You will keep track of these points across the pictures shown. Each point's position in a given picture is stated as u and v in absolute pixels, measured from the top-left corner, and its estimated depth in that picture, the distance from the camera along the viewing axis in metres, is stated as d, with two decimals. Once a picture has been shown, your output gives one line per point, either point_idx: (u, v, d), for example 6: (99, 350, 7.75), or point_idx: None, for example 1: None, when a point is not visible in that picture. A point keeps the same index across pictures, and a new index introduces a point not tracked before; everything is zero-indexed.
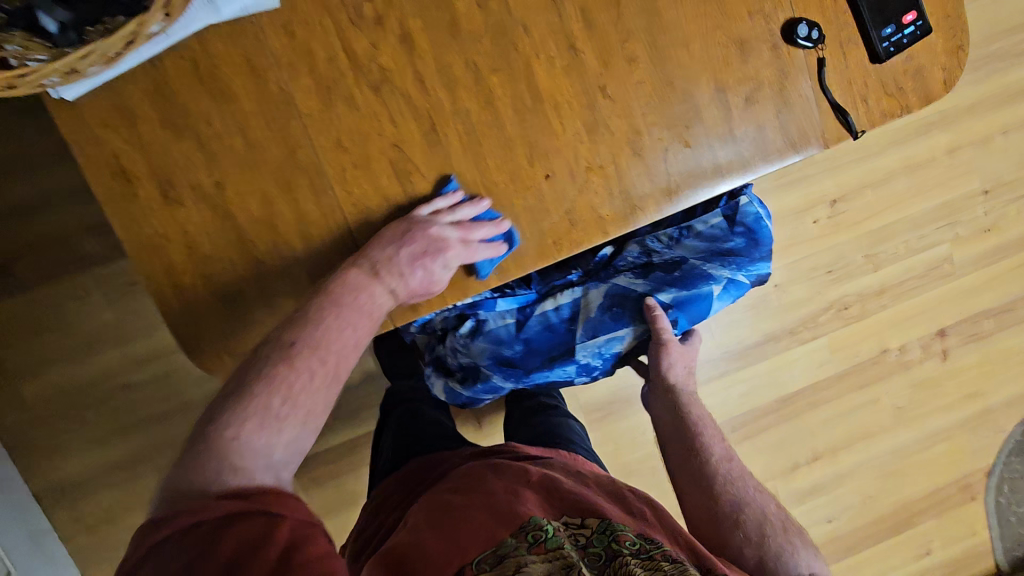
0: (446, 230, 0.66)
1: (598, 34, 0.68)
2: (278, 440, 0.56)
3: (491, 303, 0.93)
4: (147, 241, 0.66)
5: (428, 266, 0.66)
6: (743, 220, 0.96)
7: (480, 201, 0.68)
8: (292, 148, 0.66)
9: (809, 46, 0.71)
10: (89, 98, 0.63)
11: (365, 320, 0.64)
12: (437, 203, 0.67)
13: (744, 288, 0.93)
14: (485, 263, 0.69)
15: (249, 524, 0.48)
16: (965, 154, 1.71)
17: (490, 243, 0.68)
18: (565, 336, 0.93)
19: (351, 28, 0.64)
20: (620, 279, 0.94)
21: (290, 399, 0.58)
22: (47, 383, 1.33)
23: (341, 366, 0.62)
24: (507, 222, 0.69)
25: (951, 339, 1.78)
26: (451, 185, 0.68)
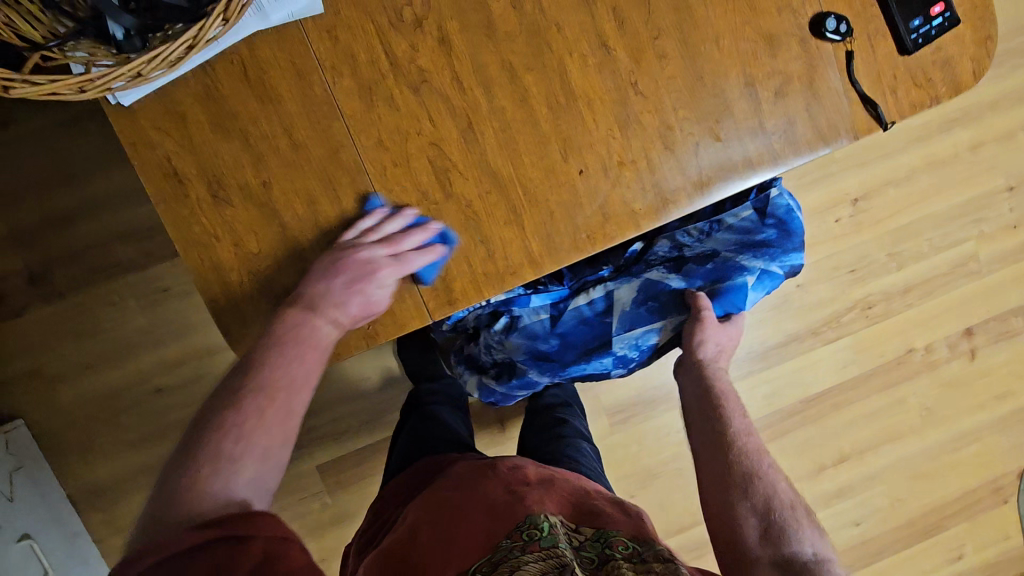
0: (375, 249, 0.67)
1: (630, 32, 0.70)
2: (237, 477, 0.56)
3: (525, 299, 0.96)
4: (195, 239, 0.68)
5: (365, 289, 0.66)
6: (774, 212, 0.96)
7: (405, 212, 0.69)
8: (335, 147, 0.68)
9: (837, 39, 0.72)
10: (144, 103, 0.66)
11: (311, 353, 0.65)
12: (361, 224, 0.68)
13: (778, 278, 0.94)
14: (426, 269, 0.69)
15: (224, 551, 0.50)
16: (988, 151, 1.70)
17: (426, 249, 0.68)
18: (600, 330, 0.94)
19: (391, 31, 0.67)
20: (653, 274, 0.95)
21: (242, 439, 0.58)
22: (82, 387, 1.36)
23: (291, 399, 0.62)
24: (435, 224, 0.69)
25: (979, 338, 1.76)
26: (374, 203, 0.69)
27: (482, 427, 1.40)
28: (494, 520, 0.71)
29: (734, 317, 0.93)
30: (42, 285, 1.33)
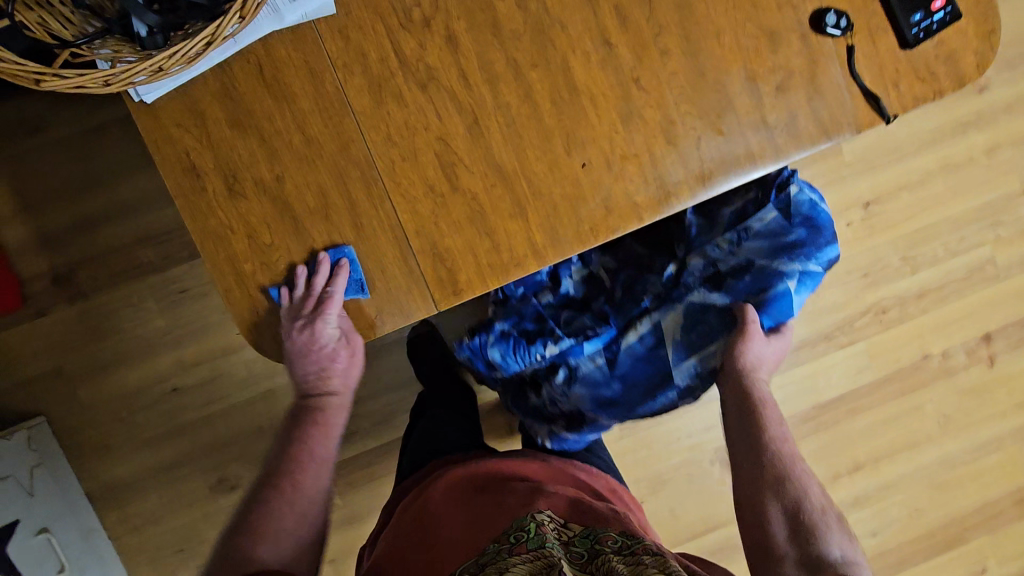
0: (300, 320, 0.71)
1: (632, 29, 0.72)
2: (258, 552, 0.67)
3: (578, 348, 0.96)
4: (212, 232, 0.71)
5: (321, 342, 0.72)
6: (798, 210, 0.96)
7: (300, 272, 0.71)
8: (346, 142, 0.70)
9: (838, 34, 0.73)
10: (165, 100, 0.68)
11: (323, 429, 0.77)
12: (283, 311, 0.72)
13: (818, 277, 0.93)
14: (350, 287, 0.72)
15: None
16: (1004, 154, 1.68)
17: (336, 275, 0.71)
18: (659, 364, 0.94)
19: (400, 30, 0.69)
20: (695, 296, 0.95)
21: (253, 530, 0.69)
22: (103, 386, 1.40)
23: (299, 479, 0.74)
24: (322, 252, 0.71)
25: (998, 345, 1.73)
26: (276, 291, 0.72)
27: (491, 429, 1.41)
28: (496, 522, 0.75)
29: (783, 326, 0.93)
30: (67, 285, 1.37)
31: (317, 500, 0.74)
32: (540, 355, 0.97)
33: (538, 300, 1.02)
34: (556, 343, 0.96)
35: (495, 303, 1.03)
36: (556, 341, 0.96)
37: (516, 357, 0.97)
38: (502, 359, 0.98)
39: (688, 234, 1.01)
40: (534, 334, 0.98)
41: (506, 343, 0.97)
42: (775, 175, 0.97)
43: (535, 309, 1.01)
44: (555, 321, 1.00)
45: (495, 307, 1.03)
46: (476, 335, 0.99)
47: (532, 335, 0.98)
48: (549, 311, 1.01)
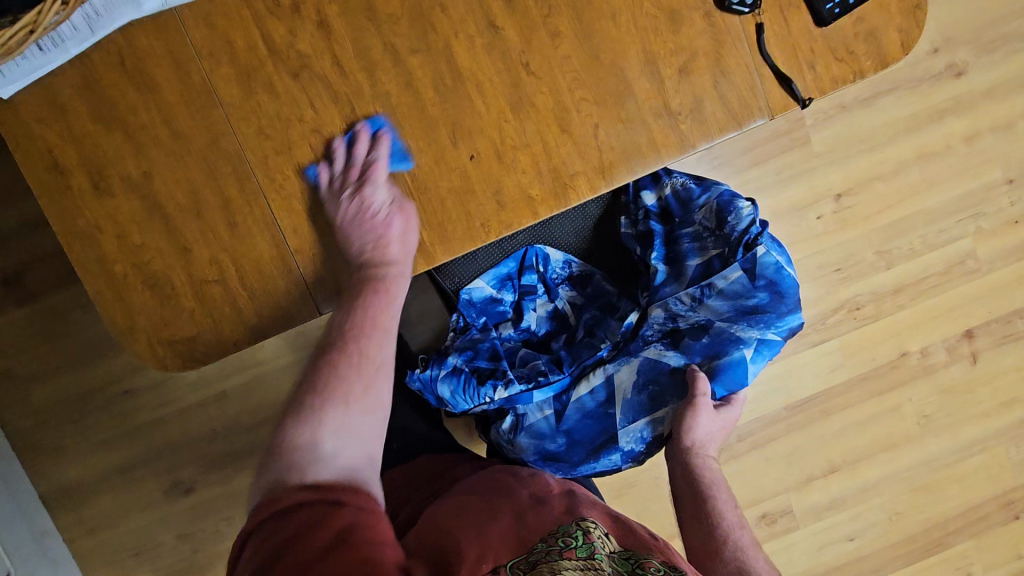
0: (347, 191, 0.66)
1: (519, 11, 0.67)
2: (324, 428, 0.57)
3: (527, 396, 0.90)
4: (80, 232, 0.68)
5: (375, 211, 0.66)
6: (764, 271, 0.87)
7: (338, 144, 0.67)
8: (215, 136, 0.67)
9: (745, 12, 0.68)
10: (24, 95, 0.65)
11: (383, 296, 0.65)
12: (325, 187, 0.67)
13: (778, 346, 0.86)
14: (392, 156, 0.67)
15: (316, 512, 0.51)
16: (984, 142, 1.60)
17: (378, 143, 0.67)
18: (605, 422, 0.90)
19: (268, 16, 0.65)
20: (650, 353, 0.90)
21: (320, 391, 0.59)
22: (54, 389, 1.37)
23: (365, 344, 0.63)
24: (359, 122, 0.67)
25: (981, 341, 1.65)
26: (313, 168, 0.67)
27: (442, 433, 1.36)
28: (527, 522, 0.69)
29: (735, 397, 0.86)
30: (15, 288, 1.34)
31: (386, 365, 0.63)
32: (488, 398, 0.90)
33: (497, 333, 0.97)
34: (505, 388, 0.90)
35: (454, 333, 0.96)
36: (505, 386, 0.90)
37: (465, 396, 0.90)
38: (450, 397, 0.91)
39: (652, 282, 0.94)
40: (486, 374, 0.92)
41: (457, 379, 0.91)
42: (741, 233, 0.89)
43: (492, 344, 0.94)
44: (510, 360, 0.95)
45: (454, 334, 0.95)
46: (428, 366, 0.92)
47: (484, 375, 0.92)
48: (508, 347, 0.97)
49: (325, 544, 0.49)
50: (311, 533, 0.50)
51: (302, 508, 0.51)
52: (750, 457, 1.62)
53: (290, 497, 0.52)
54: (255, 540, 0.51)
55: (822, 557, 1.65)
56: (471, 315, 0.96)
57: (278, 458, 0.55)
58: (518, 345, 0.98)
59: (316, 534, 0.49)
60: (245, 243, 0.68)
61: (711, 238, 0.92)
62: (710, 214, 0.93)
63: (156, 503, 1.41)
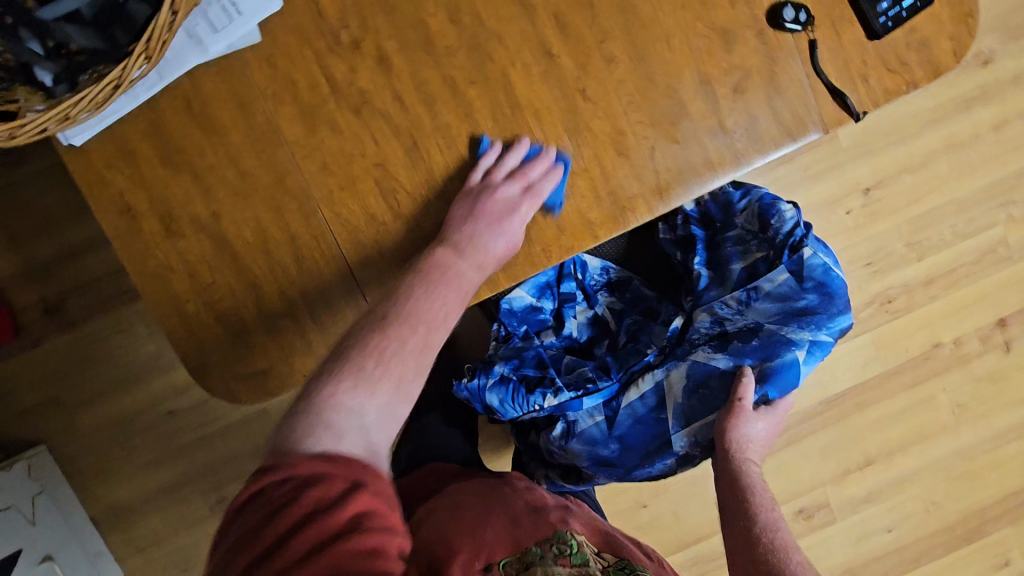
0: (501, 189, 0.67)
1: (574, 38, 0.68)
2: (372, 401, 0.55)
3: (577, 403, 0.85)
4: (153, 273, 0.69)
5: (504, 227, 0.67)
6: (811, 273, 0.80)
7: (521, 143, 0.68)
8: (281, 174, 0.68)
9: (798, 29, 0.68)
10: (95, 142, 0.67)
11: (455, 294, 0.64)
12: (484, 163, 0.68)
13: (829, 347, 0.79)
14: (554, 194, 0.69)
15: (326, 488, 0.48)
16: (1013, 129, 1.58)
17: (549, 174, 0.68)
18: (659, 428, 0.82)
19: (329, 55, 0.67)
20: (698, 356, 0.82)
21: (383, 362, 0.57)
22: (100, 413, 1.37)
23: (432, 335, 0.61)
24: (549, 146, 0.69)
25: (1014, 330, 1.64)
26: (485, 143, 0.68)
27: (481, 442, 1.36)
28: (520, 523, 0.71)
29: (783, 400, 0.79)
30: (57, 315, 1.34)
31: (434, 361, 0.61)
32: (538, 406, 0.87)
33: (539, 341, 0.95)
34: (554, 395, 0.86)
35: (497, 343, 0.96)
36: (555, 393, 0.86)
37: (514, 404, 0.88)
38: (499, 405, 0.89)
39: (695, 286, 0.88)
40: (534, 382, 0.89)
41: (505, 388, 0.89)
42: (786, 235, 0.83)
43: (537, 353, 0.93)
44: (556, 368, 0.92)
45: (497, 343, 0.97)
46: (475, 376, 0.91)
47: (532, 383, 0.89)
48: (552, 355, 0.94)
49: (339, 529, 0.47)
50: (327, 517, 0.47)
51: (321, 482, 0.48)
52: (786, 453, 1.62)
53: (309, 469, 0.49)
54: (260, 502, 0.48)
55: (859, 549, 1.66)
56: (513, 324, 0.96)
57: (306, 420, 0.52)
58: (562, 353, 0.95)
59: (333, 517, 0.47)
60: (312, 278, 0.70)
61: (755, 241, 0.87)
62: (752, 217, 0.89)
63: (202, 520, 1.43)
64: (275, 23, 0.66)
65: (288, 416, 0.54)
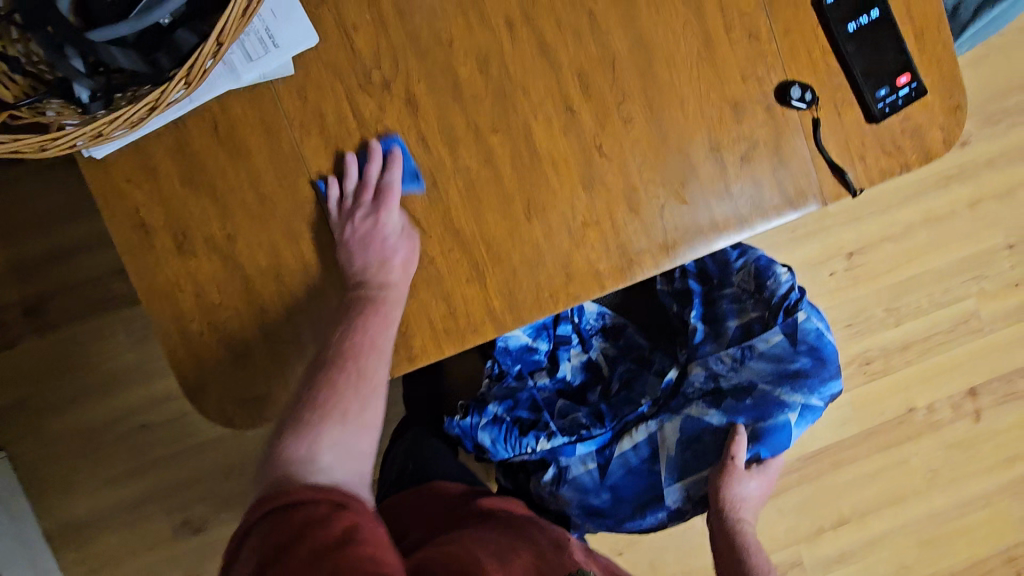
0: (357, 210, 0.68)
1: (596, 96, 0.71)
2: (321, 443, 0.60)
3: (570, 448, 0.86)
4: (160, 289, 0.69)
5: (389, 240, 0.68)
6: (805, 337, 0.83)
7: (348, 160, 0.68)
8: (301, 203, 0.69)
9: (804, 107, 0.73)
10: (116, 156, 0.67)
11: (377, 317, 0.66)
12: (332, 199, 0.68)
13: (821, 411, 0.82)
14: (403, 175, 0.69)
15: (315, 509, 0.54)
16: (987, 208, 1.66)
17: (391, 164, 0.69)
18: (651, 480, 0.83)
19: (359, 92, 0.69)
20: (693, 411, 0.84)
21: (320, 407, 0.62)
22: (70, 421, 1.32)
23: (362, 363, 0.65)
24: (372, 141, 0.69)
25: (983, 400, 1.70)
26: (322, 184, 0.69)
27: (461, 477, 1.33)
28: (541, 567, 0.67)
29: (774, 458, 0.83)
30: (36, 317, 1.30)
31: (378, 388, 0.66)
32: (530, 449, 0.88)
33: (533, 382, 0.95)
34: (548, 439, 0.87)
35: (490, 380, 0.95)
36: (548, 437, 0.87)
37: (506, 445, 0.89)
38: (491, 445, 0.89)
39: (690, 340, 0.90)
40: (528, 425, 0.90)
41: (498, 428, 0.89)
42: (781, 297, 0.86)
43: (531, 395, 0.93)
44: (549, 411, 0.93)
45: (489, 381, 0.95)
46: (467, 413, 0.92)
47: (526, 426, 0.90)
48: (545, 397, 0.95)
49: (334, 535, 0.51)
50: (332, 520, 0.53)
51: (321, 498, 0.55)
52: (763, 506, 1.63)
53: (300, 491, 0.55)
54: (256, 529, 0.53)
55: None
56: (507, 362, 0.95)
57: (275, 467, 0.58)
58: (554, 396, 0.96)
59: (335, 522, 0.53)
60: (322, 307, 0.70)
61: (750, 300, 0.90)
62: (748, 276, 0.91)
63: (164, 541, 1.36)
64: (309, 56, 0.68)
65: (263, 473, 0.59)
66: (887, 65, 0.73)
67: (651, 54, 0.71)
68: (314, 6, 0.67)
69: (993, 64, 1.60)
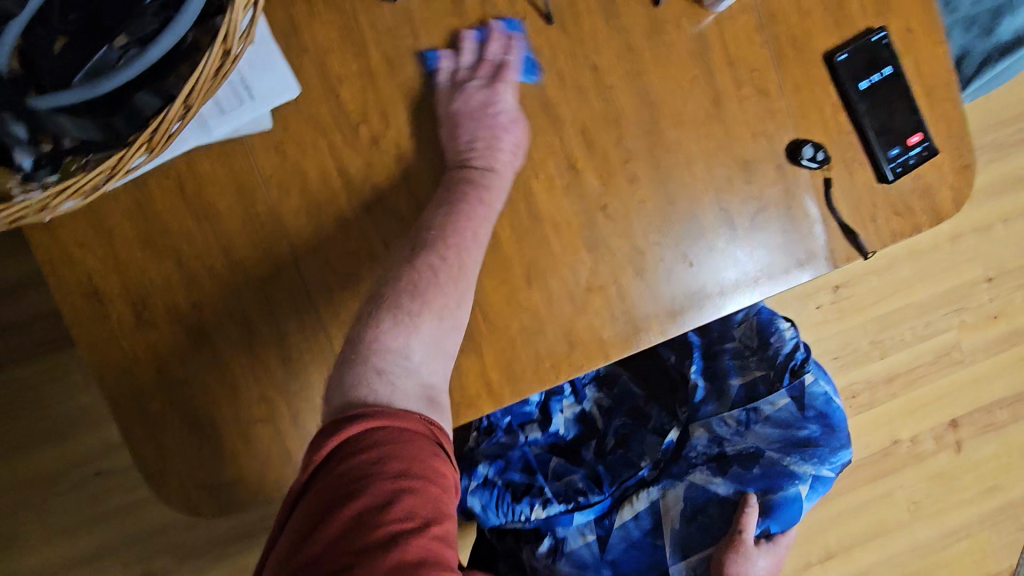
0: (472, 83, 0.64)
1: (600, 155, 0.67)
2: (417, 337, 0.55)
3: (567, 517, 0.81)
4: (114, 365, 0.61)
5: (501, 125, 0.64)
6: (812, 402, 0.81)
7: (467, 36, 0.64)
8: (277, 267, 0.63)
9: (814, 167, 0.69)
10: (66, 218, 0.60)
11: (479, 207, 0.62)
12: (444, 73, 0.64)
13: (831, 482, 0.80)
14: (525, 64, 0.65)
15: (419, 450, 0.47)
16: (967, 242, 1.67)
17: (512, 49, 0.65)
18: (655, 557, 0.79)
19: (345, 148, 0.63)
20: (696, 478, 0.80)
21: (419, 297, 0.56)
22: (13, 472, 1.17)
23: (462, 256, 0.59)
24: (495, 21, 0.65)
25: (964, 431, 1.70)
26: (434, 55, 0.64)
27: None
28: None
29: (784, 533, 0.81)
30: None
31: (471, 282, 0.60)
32: (524, 517, 0.81)
33: (524, 437, 0.88)
34: (543, 507, 0.81)
35: (478, 434, 0.88)
36: (543, 505, 0.81)
37: (498, 512, 0.81)
38: (481, 511, 0.82)
39: (691, 398, 0.87)
40: (521, 490, 0.83)
41: (488, 492, 0.82)
42: (787, 356, 0.84)
43: (523, 453, 0.87)
44: (542, 472, 0.86)
45: (478, 436, 0.88)
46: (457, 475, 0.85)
47: (519, 490, 0.83)
48: (537, 454, 0.88)
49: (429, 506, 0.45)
50: (406, 491, 0.44)
51: (406, 441, 0.47)
52: None
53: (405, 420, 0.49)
54: (348, 452, 0.46)
55: None
56: (497, 415, 0.88)
57: (370, 358, 0.53)
58: (547, 454, 0.88)
59: (410, 494, 0.44)
60: (299, 382, 0.64)
61: (753, 358, 0.87)
62: (751, 331, 0.88)
63: None
64: (290, 108, 0.62)
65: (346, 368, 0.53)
66: (898, 124, 0.71)
67: (658, 111, 0.68)
68: (296, 55, 0.62)
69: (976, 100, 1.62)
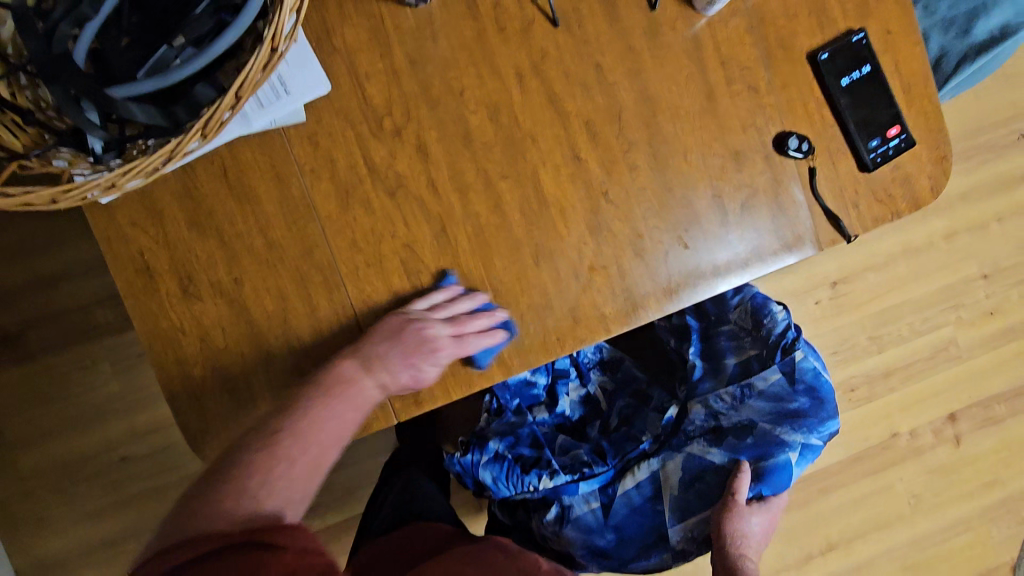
0: (437, 325, 0.67)
1: (602, 145, 0.73)
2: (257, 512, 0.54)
3: (573, 486, 0.85)
4: (162, 333, 0.68)
5: (420, 364, 0.67)
6: (802, 376, 0.86)
7: (477, 296, 0.70)
8: (309, 246, 0.69)
9: (800, 156, 0.76)
10: (123, 200, 0.66)
11: (351, 414, 0.64)
12: (433, 299, 0.69)
13: (820, 449, 0.83)
14: (483, 352, 0.69)
15: (249, 552, 0.49)
16: (962, 240, 1.72)
17: (484, 334, 0.69)
18: (656, 521, 0.83)
19: (371, 139, 0.70)
20: (694, 449, 0.85)
21: (268, 483, 0.56)
22: (45, 456, 1.22)
23: (320, 457, 0.61)
24: (501, 311, 0.70)
25: (963, 425, 1.74)
26: (449, 280, 0.71)
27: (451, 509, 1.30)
28: None
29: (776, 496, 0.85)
30: (14, 345, 1.20)
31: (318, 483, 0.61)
32: (533, 487, 0.86)
33: (533, 417, 0.95)
34: (550, 477, 0.86)
35: (489, 415, 0.94)
36: (551, 476, 0.86)
37: (508, 483, 0.87)
38: (492, 483, 0.88)
39: (690, 376, 0.93)
40: (530, 462, 0.88)
41: (499, 465, 0.88)
42: (779, 335, 0.89)
43: (532, 430, 0.93)
44: (550, 448, 0.92)
45: (488, 417, 0.94)
46: (468, 450, 0.90)
47: (528, 463, 0.88)
48: (545, 432, 0.95)
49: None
50: None
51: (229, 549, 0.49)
52: None
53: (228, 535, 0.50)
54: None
55: None
56: (506, 397, 0.95)
57: (198, 516, 0.53)
58: (554, 431, 0.95)
59: None
60: (327, 352, 0.70)
61: (748, 338, 0.92)
62: (746, 314, 0.94)
63: None
64: (322, 102, 0.68)
65: (180, 515, 0.53)
66: (879, 117, 0.77)
67: (656, 105, 0.74)
68: (327, 54, 0.68)
69: (967, 103, 1.68)
